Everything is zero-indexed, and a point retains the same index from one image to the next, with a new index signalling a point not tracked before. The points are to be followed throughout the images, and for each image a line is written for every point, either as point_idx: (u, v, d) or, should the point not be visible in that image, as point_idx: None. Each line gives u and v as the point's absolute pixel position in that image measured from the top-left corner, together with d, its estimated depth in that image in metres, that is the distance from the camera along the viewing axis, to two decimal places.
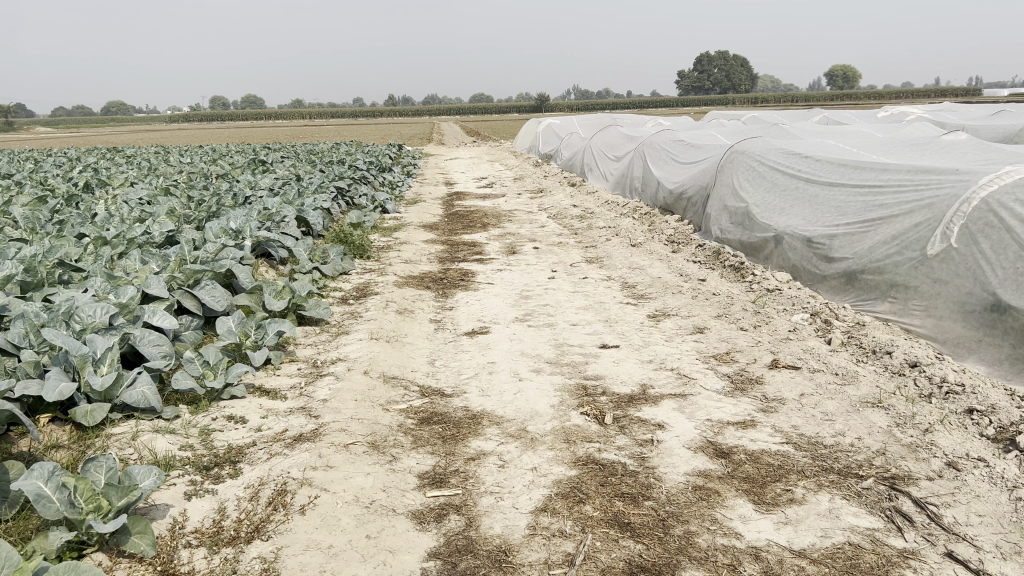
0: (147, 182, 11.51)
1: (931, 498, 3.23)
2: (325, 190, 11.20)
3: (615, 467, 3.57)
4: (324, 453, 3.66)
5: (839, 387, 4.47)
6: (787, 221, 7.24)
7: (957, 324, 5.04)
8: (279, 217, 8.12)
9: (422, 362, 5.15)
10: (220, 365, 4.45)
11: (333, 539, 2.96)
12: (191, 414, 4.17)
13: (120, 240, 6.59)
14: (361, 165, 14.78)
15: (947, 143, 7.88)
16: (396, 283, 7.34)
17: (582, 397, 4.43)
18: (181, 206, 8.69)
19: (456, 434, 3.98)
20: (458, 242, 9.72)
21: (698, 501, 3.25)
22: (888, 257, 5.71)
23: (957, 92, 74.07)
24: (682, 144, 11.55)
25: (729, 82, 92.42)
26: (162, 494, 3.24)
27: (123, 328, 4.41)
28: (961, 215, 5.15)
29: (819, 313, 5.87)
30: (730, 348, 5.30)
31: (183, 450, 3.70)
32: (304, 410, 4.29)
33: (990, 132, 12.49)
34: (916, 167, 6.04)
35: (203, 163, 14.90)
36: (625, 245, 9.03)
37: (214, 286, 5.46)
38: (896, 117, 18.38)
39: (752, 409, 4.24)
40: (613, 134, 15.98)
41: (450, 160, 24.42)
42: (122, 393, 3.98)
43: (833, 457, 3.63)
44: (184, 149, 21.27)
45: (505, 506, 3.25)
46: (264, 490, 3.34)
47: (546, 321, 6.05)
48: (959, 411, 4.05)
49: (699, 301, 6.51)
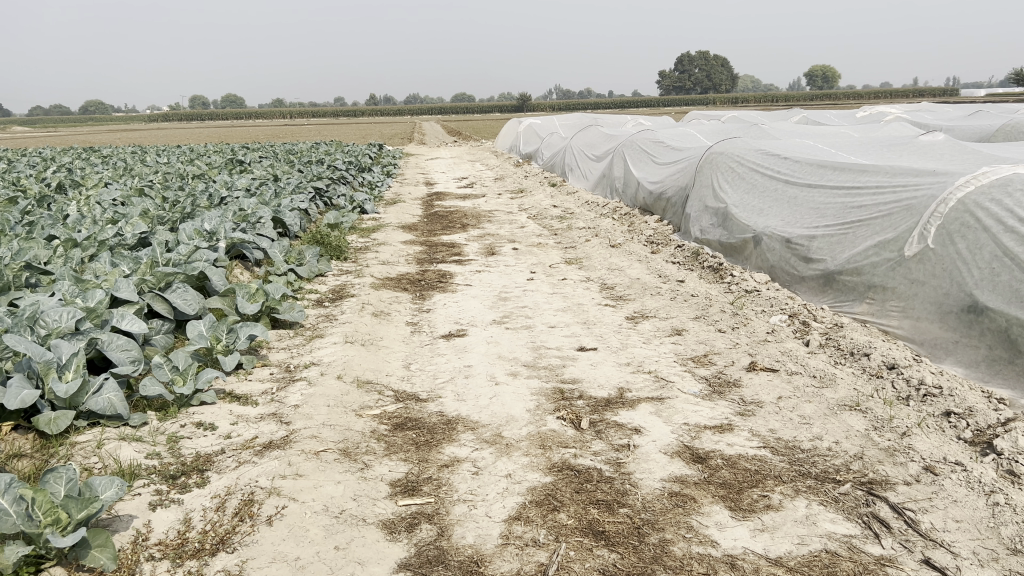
0: (122, 182, 11.34)
1: (909, 503, 3.20)
2: (303, 191, 11.09)
3: (590, 473, 3.52)
4: (294, 461, 3.58)
5: (816, 389, 4.44)
6: (766, 222, 7.23)
7: (934, 325, 5.02)
8: (255, 218, 8.00)
9: (398, 366, 5.07)
10: (189, 370, 4.35)
11: (300, 552, 2.88)
12: (159, 421, 4.08)
13: (90, 243, 6.45)
14: (339, 165, 14.67)
15: (925, 144, 7.89)
16: (373, 285, 7.26)
17: (558, 402, 4.38)
18: (155, 207, 8.54)
19: (430, 440, 3.92)
20: (437, 243, 9.65)
21: (674, 508, 3.21)
22: (866, 259, 5.69)
23: (936, 92, 74.68)
24: (662, 144, 11.54)
25: (710, 82, 92.74)
26: (125, 504, 3.15)
27: (90, 333, 4.29)
28: (938, 216, 5.15)
29: (797, 315, 5.85)
30: (708, 350, 5.27)
31: (149, 458, 3.60)
32: (275, 416, 4.20)
33: (967, 133, 12.58)
34: (895, 168, 6.03)
35: (179, 163, 14.77)
36: (605, 246, 8.99)
37: (186, 289, 5.35)
38: (875, 117, 18.48)
39: (729, 412, 4.20)
40: (594, 134, 15.95)
41: (430, 160, 24.30)
42: (87, 400, 3.87)
43: (810, 461, 3.60)
44: (162, 148, 21.06)
45: (479, 515, 3.19)
46: (231, 500, 3.26)
47: (524, 324, 5.99)
48: (936, 413, 4.03)
49: (677, 303, 6.47)
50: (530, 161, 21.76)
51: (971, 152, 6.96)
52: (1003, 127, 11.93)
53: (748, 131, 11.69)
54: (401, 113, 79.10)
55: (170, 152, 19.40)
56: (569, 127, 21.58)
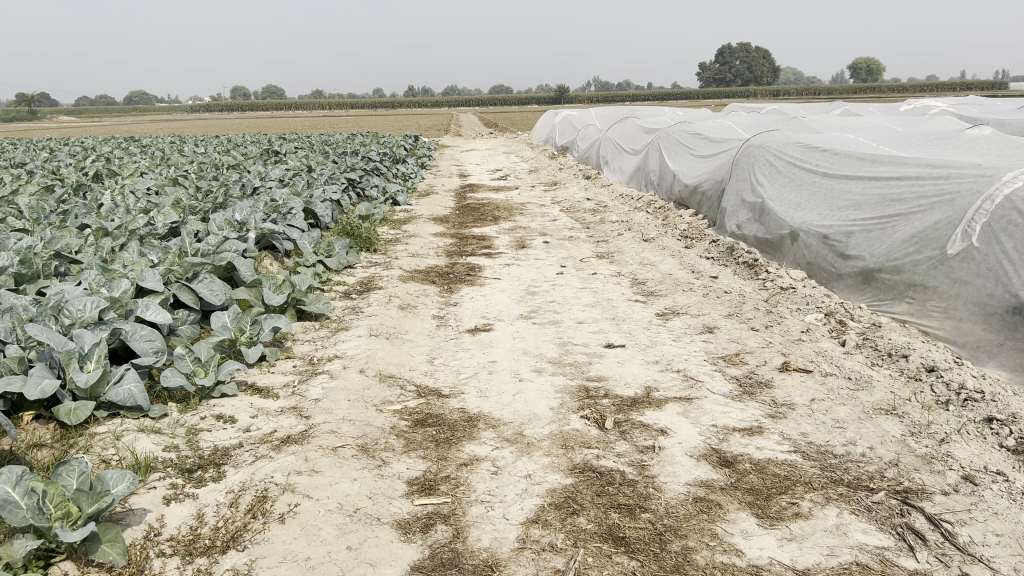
0: (158, 172, 11.42)
1: (947, 515, 3.04)
2: (336, 182, 11.08)
3: (613, 476, 3.41)
4: (311, 457, 3.53)
5: (851, 392, 4.29)
6: (803, 217, 7.04)
7: (976, 327, 4.83)
8: (286, 208, 7.98)
9: (421, 361, 5.00)
10: (211, 362, 4.31)
11: (311, 551, 2.82)
12: (179, 413, 4.05)
13: (121, 232, 6.45)
14: (374, 156, 14.66)
15: (971, 137, 7.63)
16: (401, 277, 7.21)
17: (583, 400, 4.28)
18: (187, 197, 8.58)
19: (450, 437, 3.84)
20: (468, 236, 9.58)
21: (698, 514, 3.09)
22: (907, 256, 5.50)
23: (984, 85, 72.86)
24: (698, 137, 11.33)
25: (750, 75, 91.64)
26: (140, 498, 3.12)
27: (113, 323, 4.26)
28: (983, 213, 4.94)
29: (833, 314, 5.67)
30: (739, 350, 5.12)
31: (167, 451, 3.57)
32: (296, 410, 4.15)
33: (1014, 127, 12.20)
34: (937, 161, 5.83)
35: (216, 153, 14.90)
36: (638, 240, 8.85)
37: (213, 280, 5.33)
38: (919, 111, 18.05)
39: (760, 414, 4.07)
40: (630, 126, 15.75)
41: (465, 152, 24.18)
42: (107, 391, 3.85)
43: (843, 467, 3.46)
44: (202, 139, 21.19)
45: (496, 517, 3.10)
46: (245, 495, 3.21)
47: (551, 319, 5.88)
48: (977, 419, 3.86)
49: (710, 300, 6.32)
50: (566, 154, 21.53)
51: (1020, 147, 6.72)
52: None
53: (786, 125, 11.43)
54: (439, 106, 79.02)
55: (208, 141, 19.54)
56: (606, 119, 21.34)
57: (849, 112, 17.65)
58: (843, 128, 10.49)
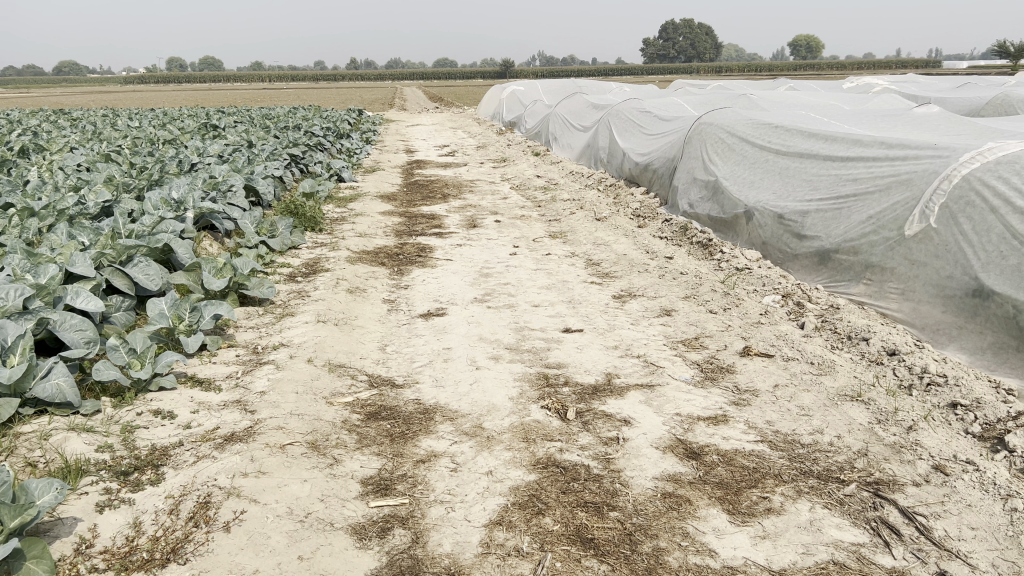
0: (88, 147, 10.89)
1: (920, 507, 2.98)
2: (278, 158, 10.70)
3: (577, 471, 3.27)
4: (257, 456, 3.30)
5: (814, 377, 4.22)
6: (757, 195, 6.97)
7: (935, 309, 4.81)
8: (226, 186, 7.62)
9: (373, 348, 4.79)
10: (147, 353, 4.04)
11: (259, 563, 2.62)
12: (113, 408, 3.77)
13: (49, 212, 6.05)
14: (317, 131, 14.25)
15: (919, 116, 7.66)
16: (349, 259, 6.95)
17: (543, 389, 4.12)
18: (121, 174, 8.16)
19: (406, 432, 3.66)
20: (417, 215, 9.33)
21: (667, 511, 2.97)
22: (863, 237, 5.45)
23: (918, 64, 74.63)
24: (649, 114, 11.20)
25: (694, 51, 92.26)
26: (69, 506, 2.87)
27: (40, 313, 3.95)
28: (941, 193, 4.90)
29: (791, 296, 5.62)
30: (699, 333, 5.02)
31: (100, 452, 3.30)
32: (239, 404, 3.91)
33: (958, 104, 12.33)
34: (892, 140, 5.77)
35: (151, 127, 14.28)
36: (590, 219, 8.71)
37: (149, 264, 5.01)
38: (863, 88, 18.29)
39: (724, 402, 3.97)
40: (579, 102, 15.58)
41: (410, 127, 23.75)
42: (34, 386, 3.55)
43: (812, 458, 3.37)
44: (137, 112, 20.30)
45: (457, 519, 2.93)
46: (186, 501, 2.98)
47: (507, 302, 5.72)
48: (942, 405, 3.82)
49: (666, 281, 6.21)
50: (513, 129, 21.29)
51: (969, 126, 6.75)
52: (996, 99, 11.52)
53: (736, 103, 11.40)
54: (382, 80, 77.72)
55: (142, 115, 18.74)
56: (553, 95, 21.16)
57: (792, 88, 17.73)
58: (791, 105, 10.49)
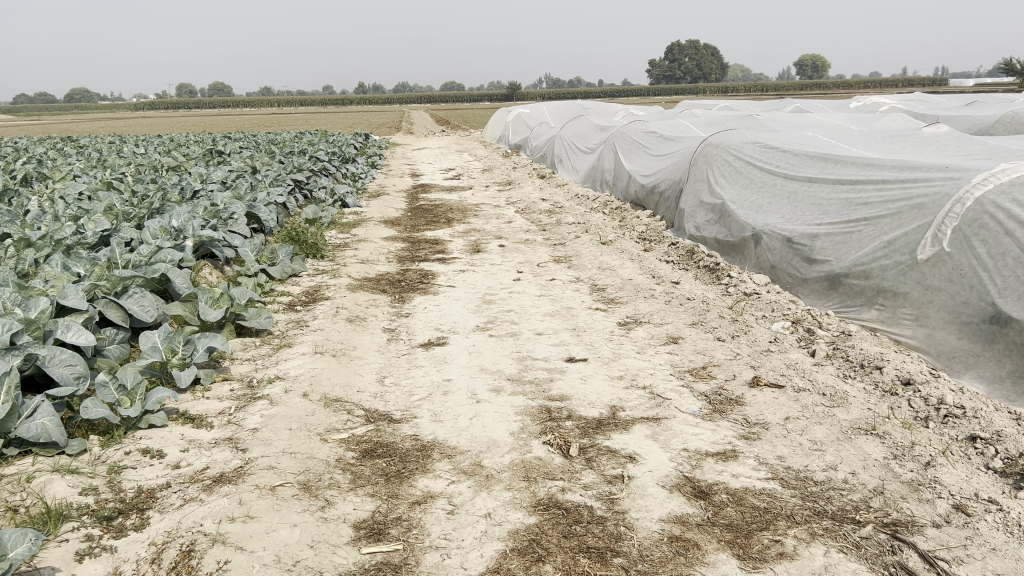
0: (92, 175, 10.82)
1: (941, 552, 2.82)
2: (282, 183, 10.62)
3: (580, 513, 3.13)
4: (246, 499, 3.17)
5: (827, 409, 4.07)
6: (765, 219, 6.84)
7: (951, 336, 4.66)
8: (227, 213, 7.51)
9: (370, 381, 4.67)
10: (137, 390, 3.91)
11: None
12: (101, 447, 3.64)
13: (45, 242, 5.93)
14: (322, 156, 14.18)
15: (928, 137, 7.52)
16: (349, 287, 6.84)
17: (545, 423, 3.98)
18: (121, 202, 8.06)
19: (402, 471, 3.52)
20: (420, 240, 9.22)
21: (675, 557, 2.82)
22: (874, 261, 5.31)
23: (922, 83, 74.69)
24: (655, 135, 11.08)
25: (699, 72, 92.65)
26: (47, 555, 2.73)
27: (28, 348, 3.82)
28: (954, 217, 4.76)
29: (800, 322, 5.48)
30: (707, 362, 4.88)
31: (83, 495, 3.16)
32: (231, 442, 3.79)
33: (966, 121, 12.18)
34: (902, 163, 5.63)
35: (156, 154, 14.22)
36: (596, 243, 8.59)
37: (143, 295, 4.88)
38: (868, 108, 18.21)
39: (733, 436, 3.82)
40: (584, 124, 15.51)
41: (417, 151, 23.75)
42: (18, 426, 3.41)
43: (825, 497, 3.22)
44: (144, 139, 20.34)
45: (453, 566, 2.79)
46: (169, 550, 2.84)
47: (509, 330, 5.59)
48: (960, 438, 3.67)
49: (673, 307, 6.08)
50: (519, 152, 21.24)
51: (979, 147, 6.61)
52: (1005, 117, 11.37)
53: (741, 124, 11.30)
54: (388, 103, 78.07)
55: (151, 141, 18.72)
56: (558, 117, 21.14)
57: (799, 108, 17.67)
58: (798, 126, 10.37)
